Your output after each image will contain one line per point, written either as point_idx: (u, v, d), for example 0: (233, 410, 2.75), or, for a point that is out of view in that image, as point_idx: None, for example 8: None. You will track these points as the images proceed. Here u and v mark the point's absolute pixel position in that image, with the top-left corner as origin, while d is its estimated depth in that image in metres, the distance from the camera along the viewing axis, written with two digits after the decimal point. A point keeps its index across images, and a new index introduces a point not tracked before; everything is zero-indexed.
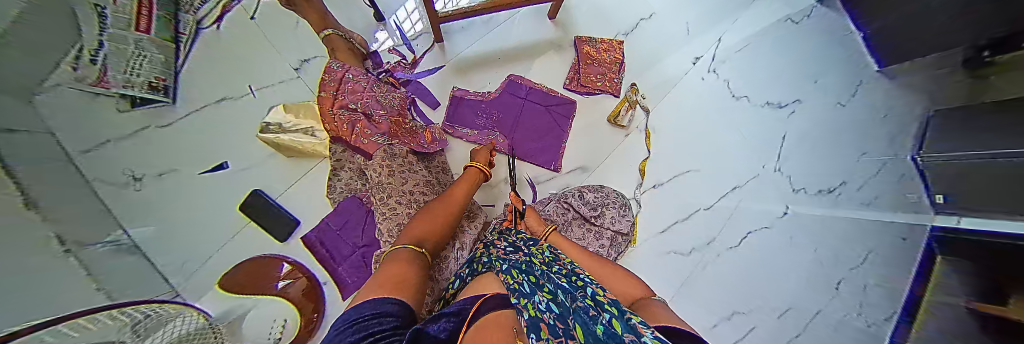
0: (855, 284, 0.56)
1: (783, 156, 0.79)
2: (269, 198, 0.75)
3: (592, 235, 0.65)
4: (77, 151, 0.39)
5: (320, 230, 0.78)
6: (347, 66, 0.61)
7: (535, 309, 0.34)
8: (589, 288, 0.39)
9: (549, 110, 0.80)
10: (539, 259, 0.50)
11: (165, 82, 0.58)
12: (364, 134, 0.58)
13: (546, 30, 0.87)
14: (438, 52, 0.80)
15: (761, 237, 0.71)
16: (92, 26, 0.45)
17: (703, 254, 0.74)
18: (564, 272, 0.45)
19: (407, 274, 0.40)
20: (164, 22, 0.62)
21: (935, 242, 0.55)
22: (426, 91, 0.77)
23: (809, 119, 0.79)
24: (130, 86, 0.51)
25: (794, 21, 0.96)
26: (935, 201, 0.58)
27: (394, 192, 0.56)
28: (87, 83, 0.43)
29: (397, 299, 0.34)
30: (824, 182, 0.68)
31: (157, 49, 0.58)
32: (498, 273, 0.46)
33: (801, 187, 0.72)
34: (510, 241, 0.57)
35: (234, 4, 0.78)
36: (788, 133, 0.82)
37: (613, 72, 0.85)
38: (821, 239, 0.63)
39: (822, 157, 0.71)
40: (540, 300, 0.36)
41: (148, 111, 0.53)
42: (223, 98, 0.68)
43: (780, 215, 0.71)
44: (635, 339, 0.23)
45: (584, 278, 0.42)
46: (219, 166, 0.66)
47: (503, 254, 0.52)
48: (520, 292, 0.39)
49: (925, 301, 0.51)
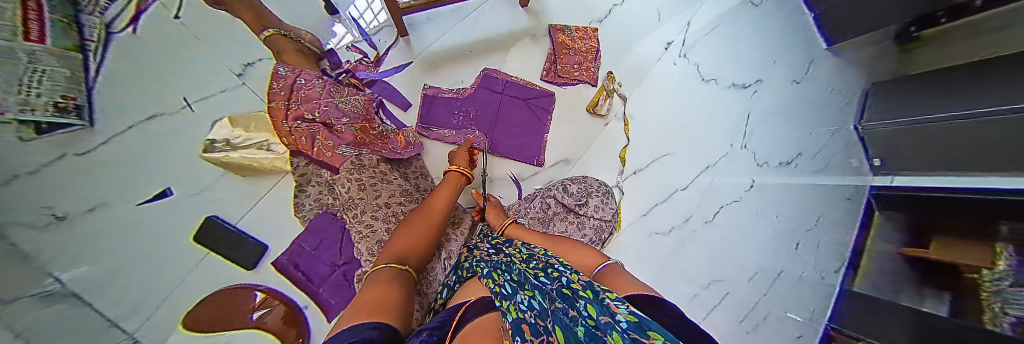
0: (811, 244, 0.65)
1: (748, 133, 0.83)
2: (228, 225, 0.68)
3: (576, 227, 0.64)
4: None
5: (292, 253, 0.74)
6: (297, 71, 0.56)
7: (517, 311, 0.32)
8: (564, 277, 0.35)
9: (528, 104, 0.78)
10: (517, 256, 0.47)
11: (76, 101, 0.43)
12: (327, 145, 0.54)
13: (518, 19, 0.83)
14: (404, 47, 0.74)
15: (732, 208, 0.73)
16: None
17: (682, 232, 0.76)
18: (542, 265, 0.42)
19: (387, 294, 0.37)
20: (57, 21, 0.46)
21: (872, 199, 0.67)
22: (394, 91, 0.71)
23: (771, 97, 0.84)
24: (30, 111, 0.37)
25: (753, 3, 0.98)
26: (873, 164, 0.70)
27: (367, 207, 0.53)
28: None
29: (379, 322, 0.32)
30: (784, 155, 0.75)
31: (57, 61, 0.43)
32: (482, 278, 0.44)
33: (762, 161, 0.77)
34: (491, 243, 0.55)
35: None
36: (752, 112, 0.85)
37: (589, 60, 0.84)
38: (784, 206, 0.69)
39: (783, 132, 0.78)
40: (521, 299, 0.34)
41: (61, 139, 0.40)
42: (156, 114, 0.57)
43: (746, 189, 0.75)
44: (609, 321, 0.20)
45: (560, 268, 0.39)
46: (162, 193, 0.56)
47: (485, 255, 0.50)
48: (502, 294, 0.37)
49: (867, 252, 0.64)
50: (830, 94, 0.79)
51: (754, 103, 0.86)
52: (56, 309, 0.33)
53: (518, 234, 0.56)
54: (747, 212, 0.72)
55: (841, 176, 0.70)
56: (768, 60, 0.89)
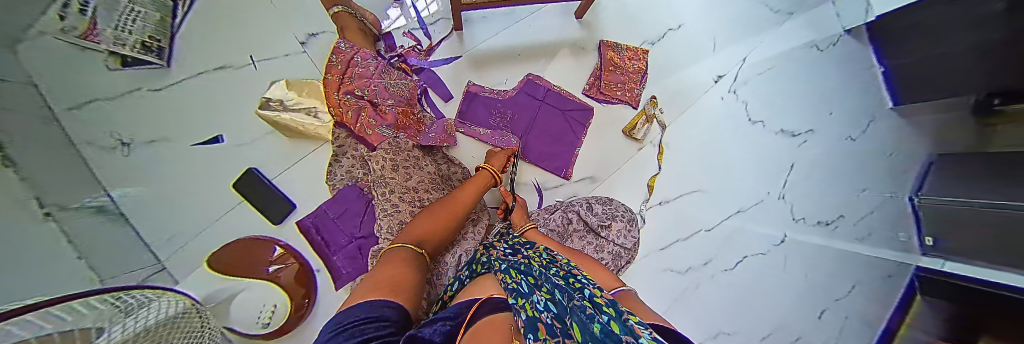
0: (836, 315, 0.65)
1: (788, 184, 0.79)
2: (266, 179, 0.69)
3: (593, 248, 0.62)
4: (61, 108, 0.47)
5: (316, 215, 0.69)
6: (356, 48, 0.58)
7: (533, 309, 0.32)
8: (587, 290, 0.35)
9: (565, 114, 0.77)
10: (537, 261, 0.47)
11: (161, 43, 0.62)
12: (369, 124, 0.56)
13: (570, 29, 0.82)
14: (456, 40, 0.75)
15: (756, 263, 0.73)
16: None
17: (699, 274, 0.75)
18: (563, 274, 0.42)
19: (402, 279, 0.38)
20: None
21: (917, 278, 0.65)
22: (439, 81, 0.72)
23: (822, 149, 0.80)
24: (121, 45, 0.57)
25: (819, 48, 0.90)
26: (924, 242, 0.67)
27: (397, 188, 0.54)
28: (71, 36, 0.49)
29: (395, 302, 0.34)
30: (823, 214, 0.73)
31: (153, 7, 0.62)
32: (497, 273, 0.44)
33: (802, 217, 0.75)
34: (508, 244, 0.55)
35: None
36: (796, 163, 0.81)
37: (634, 82, 0.82)
38: (812, 269, 0.69)
39: (827, 191, 0.74)
40: (537, 300, 0.34)
41: (136, 72, 0.59)
42: (223, 67, 0.68)
43: (777, 243, 0.73)
44: (631, 340, 0.20)
45: (582, 280, 0.38)
46: (214, 140, 0.65)
47: (502, 255, 0.50)
48: (518, 292, 0.37)
49: (900, 332, 0.61)
50: (886, 157, 0.75)
51: (800, 154, 0.81)
52: (86, 222, 0.43)
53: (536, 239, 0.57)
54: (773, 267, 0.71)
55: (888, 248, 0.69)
56: (823, 109, 0.84)
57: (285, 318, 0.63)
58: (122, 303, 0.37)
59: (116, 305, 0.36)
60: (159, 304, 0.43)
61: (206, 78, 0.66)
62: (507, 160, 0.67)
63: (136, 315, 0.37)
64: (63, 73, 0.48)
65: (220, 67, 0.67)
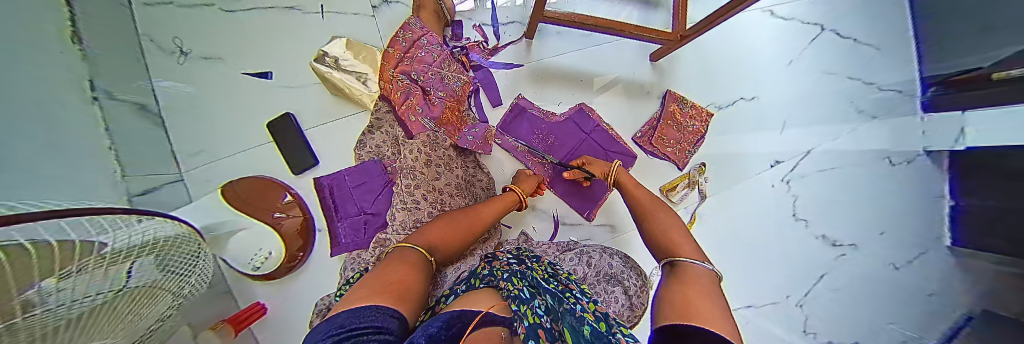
0: None
1: (812, 293, 0.65)
2: (298, 127, 0.66)
3: (613, 297, 0.54)
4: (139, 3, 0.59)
5: (334, 179, 0.66)
6: (426, 30, 0.57)
7: (535, 316, 0.37)
8: (578, 303, 0.42)
9: (608, 155, 0.73)
10: (535, 272, 0.49)
11: None
12: (415, 110, 0.54)
13: (642, 69, 0.78)
14: (524, 48, 0.72)
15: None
16: None
17: None
18: (560, 288, 0.46)
19: (409, 283, 0.37)
20: None
21: None
22: (493, 83, 0.69)
23: (857, 270, 0.61)
24: None
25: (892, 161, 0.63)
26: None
27: (424, 184, 0.52)
28: None
29: (397, 310, 0.32)
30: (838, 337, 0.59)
31: None
32: (497, 282, 0.45)
33: (810, 332, 0.63)
34: (512, 254, 0.55)
35: None
36: (827, 274, 0.64)
37: (689, 142, 0.77)
38: None
39: (845, 315, 0.59)
40: (537, 304, 0.40)
41: None
42: (293, 8, 0.67)
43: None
44: None
45: (576, 294, 0.45)
46: (261, 74, 0.65)
47: (505, 265, 0.50)
48: (520, 298, 0.40)
49: None
50: (921, 297, 0.52)
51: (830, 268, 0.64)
52: (121, 118, 0.51)
53: (627, 183, 0.62)
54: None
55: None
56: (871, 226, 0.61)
57: (276, 265, 0.63)
58: (113, 224, 0.35)
59: (100, 225, 0.33)
60: (149, 225, 0.40)
61: (277, 13, 0.67)
62: (536, 186, 0.66)
63: (123, 238, 0.35)
64: None
65: (290, 7, 0.67)
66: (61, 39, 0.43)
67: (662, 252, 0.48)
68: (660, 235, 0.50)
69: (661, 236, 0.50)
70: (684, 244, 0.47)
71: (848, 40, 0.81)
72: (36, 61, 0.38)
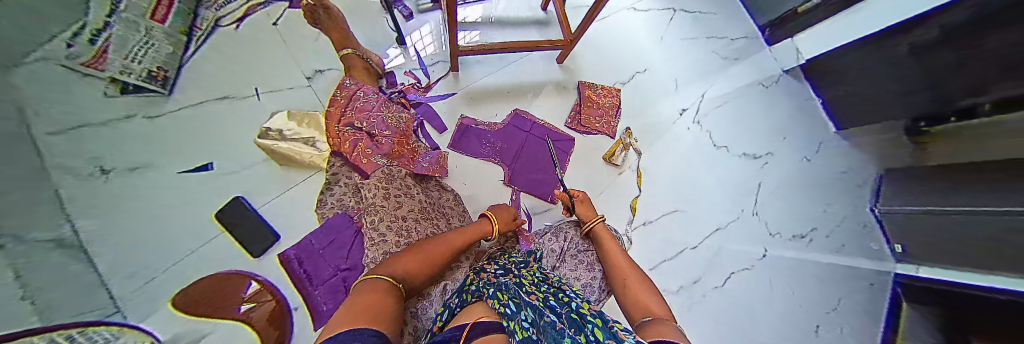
0: (831, 330, 0.71)
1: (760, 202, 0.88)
2: (252, 209, 0.68)
3: (585, 267, 0.62)
4: (45, 131, 0.36)
5: (301, 247, 0.70)
6: (359, 85, 0.64)
7: (523, 329, 0.36)
8: (574, 303, 0.42)
9: (551, 145, 0.83)
10: (526, 278, 0.52)
11: (165, 73, 0.59)
12: (364, 153, 0.59)
13: (554, 72, 0.93)
14: (451, 80, 0.83)
15: (748, 277, 0.81)
16: (103, 8, 0.46)
17: (690, 295, 0.79)
18: (553, 290, 0.48)
19: (382, 307, 0.36)
20: (183, 15, 0.63)
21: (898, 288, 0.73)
22: (435, 114, 0.78)
23: (779, 173, 0.91)
24: (129, 73, 0.52)
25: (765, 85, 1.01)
26: (895, 250, 0.77)
27: (387, 217, 0.55)
28: (78, 61, 0.43)
29: (377, 328, 0.32)
30: (797, 229, 0.84)
31: (165, 41, 0.59)
32: (487, 299, 0.47)
33: (804, 234, 0.83)
34: (500, 265, 0.58)
35: (259, 8, 0.79)
36: (764, 182, 0.90)
37: (610, 115, 0.92)
38: (802, 292, 0.77)
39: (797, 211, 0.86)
40: (524, 316, 0.39)
41: (138, 100, 0.53)
42: (224, 97, 0.66)
43: (759, 258, 0.82)
44: None
45: (570, 294, 0.47)
46: (202, 167, 0.61)
47: (492, 278, 0.52)
48: (507, 314, 0.41)
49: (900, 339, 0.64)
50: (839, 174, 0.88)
51: (760, 177, 0.91)
52: None
53: (603, 237, 0.62)
54: (760, 284, 0.80)
55: (868, 259, 0.78)
56: (780, 134, 0.96)
57: None
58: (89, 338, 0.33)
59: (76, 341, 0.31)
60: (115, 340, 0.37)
61: None
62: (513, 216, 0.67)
63: None
64: None
65: (222, 97, 0.66)
66: (95, 190, 0.41)
67: (633, 313, 0.45)
68: (626, 293, 0.49)
69: (627, 294, 0.49)
70: (649, 300, 0.45)
71: (691, 14, 1.10)
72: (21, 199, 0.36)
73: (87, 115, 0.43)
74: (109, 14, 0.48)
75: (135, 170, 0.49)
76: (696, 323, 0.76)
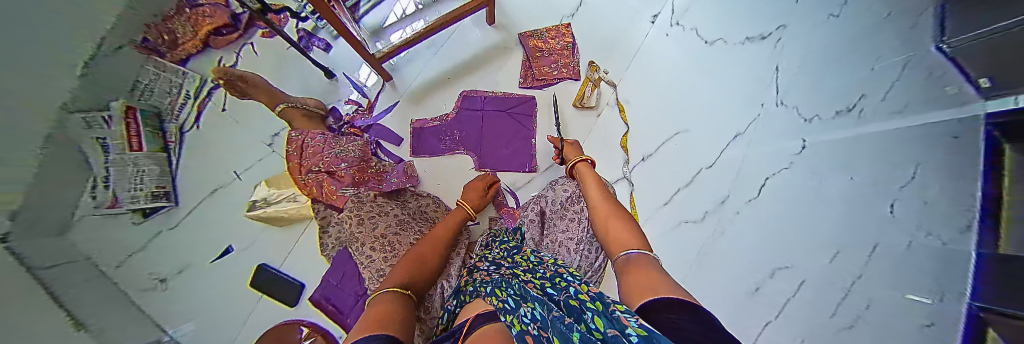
0: (910, 204, 0.42)
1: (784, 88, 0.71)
2: (274, 269, 0.79)
3: (575, 223, 0.58)
4: (111, 266, 0.49)
5: (322, 288, 0.79)
6: (303, 132, 0.63)
7: (520, 323, 0.33)
8: (572, 287, 0.38)
9: (509, 113, 0.86)
10: (523, 267, 0.50)
11: (166, 188, 0.62)
12: (332, 190, 0.62)
13: (490, 36, 0.93)
14: (391, 89, 0.86)
15: (784, 180, 0.61)
16: (98, 156, 0.50)
17: (720, 217, 0.68)
18: (548, 275, 0.46)
19: (389, 314, 0.36)
20: (152, 134, 0.62)
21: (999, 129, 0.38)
22: (386, 130, 0.83)
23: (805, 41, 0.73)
24: (137, 200, 0.56)
25: None
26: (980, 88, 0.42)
27: (369, 240, 0.57)
28: (102, 207, 0.49)
29: (386, 334, 0.29)
30: (841, 102, 0.57)
31: (151, 162, 0.60)
32: (484, 297, 0.44)
33: (850, 106, 0.55)
34: (491, 260, 0.56)
35: (206, 101, 0.77)
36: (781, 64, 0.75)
37: (564, 57, 0.92)
38: (854, 167, 0.50)
39: (832, 73, 0.61)
40: (525, 312, 0.35)
41: (157, 218, 0.59)
42: (216, 189, 0.74)
43: (795, 152, 0.62)
44: (620, 336, 0.20)
45: (567, 278, 0.43)
46: (226, 251, 0.71)
47: (486, 276, 0.50)
48: (505, 309, 0.38)
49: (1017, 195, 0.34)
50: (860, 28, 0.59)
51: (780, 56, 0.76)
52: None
53: (586, 174, 0.61)
54: (804, 180, 0.57)
55: (942, 109, 0.43)
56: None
57: None
58: None
59: None
60: None
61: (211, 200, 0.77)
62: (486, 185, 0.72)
63: None
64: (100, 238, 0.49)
65: (212, 190, 0.73)
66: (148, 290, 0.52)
67: (612, 248, 0.44)
68: (604, 230, 0.48)
69: (606, 230, 0.47)
70: (627, 237, 0.43)
71: None
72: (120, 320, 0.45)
73: (127, 245, 0.52)
74: (107, 157, 0.51)
75: (178, 272, 0.59)
76: (741, 253, 0.62)
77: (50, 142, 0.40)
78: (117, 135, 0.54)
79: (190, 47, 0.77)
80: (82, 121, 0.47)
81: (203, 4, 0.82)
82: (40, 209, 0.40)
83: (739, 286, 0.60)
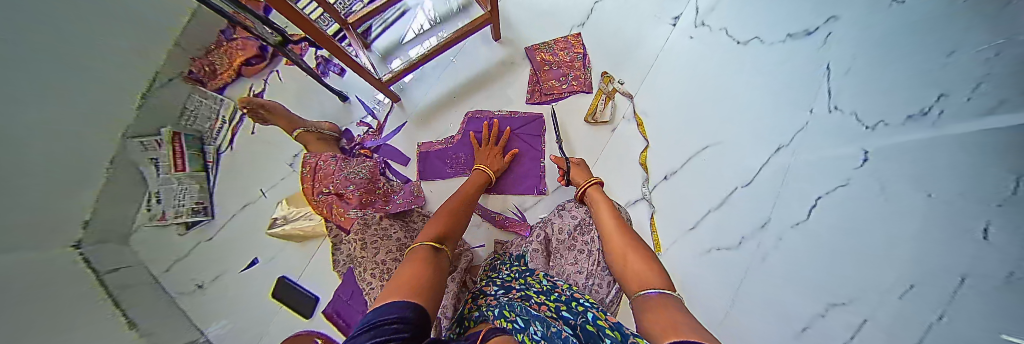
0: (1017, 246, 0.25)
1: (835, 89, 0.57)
2: (292, 281, 0.78)
3: (585, 255, 0.54)
4: (160, 270, 0.61)
5: (333, 302, 0.77)
6: (319, 156, 0.67)
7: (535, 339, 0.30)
8: (590, 312, 0.38)
9: (517, 132, 0.83)
10: (536, 291, 0.47)
11: (204, 203, 0.74)
12: (340, 213, 0.64)
13: (496, 51, 0.92)
14: (399, 110, 0.89)
15: (844, 200, 0.46)
16: (153, 176, 0.63)
17: (758, 242, 0.60)
18: (563, 299, 0.44)
19: (420, 275, 0.34)
20: (195, 155, 0.76)
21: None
22: (396, 152, 0.85)
23: (852, 43, 0.59)
24: (179, 215, 0.68)
25: None
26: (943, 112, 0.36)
27: (369, 266, 0.57)
28: (156, 219, 0.63)
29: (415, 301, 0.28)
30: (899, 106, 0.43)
31: (192, 180, 0.73)
32: (489, 317, 0.40)
33: (925, 108, 0.38)
34: (498, 283, 0.52)
35: (240, 126, 0.86)
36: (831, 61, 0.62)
37: (574, 69, 0.89)
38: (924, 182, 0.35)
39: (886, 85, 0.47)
40: (538, 330, 0.33)
41: (198, 229, 0.71)
42: (247, 204, 0.80)
43: (856, 166, 0.46)
44: None
45: (584, 303, 0.42)
46: (251, 263, 0.76)
47: (492, 298, 0.47)
48: (516, 327, 0.34)
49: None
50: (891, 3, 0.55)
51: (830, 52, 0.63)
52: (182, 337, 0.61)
53: (597, 201, 0.58)
54: (868, 195, 0.43)
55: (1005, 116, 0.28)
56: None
57: None
58: None
59: None
60: None
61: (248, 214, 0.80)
62: (496, 160, 0.76)
63: None
64: (149, 245, 0.61)
65: (246, 203, 0.80)
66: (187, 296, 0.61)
67: (627, 286, 0.39)
68: (619, 262, 0.43)
69: (617, 264, 0.43)
70: (649, 270, 0.38)
71: None
72: (153, 300, 0.54)
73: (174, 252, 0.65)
74: (158, 176, 0.65)
75: (214, 277, 0.69)
76: (793, 284, 0.50)
77: (114, 163, 0.55)
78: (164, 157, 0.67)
79: (226, 77, 0.87)
80: (139, 145, 0.60)
81: (238, 37, 0.89)
82: (109, 222, 0.53)
83: (786, 322, 0.49)
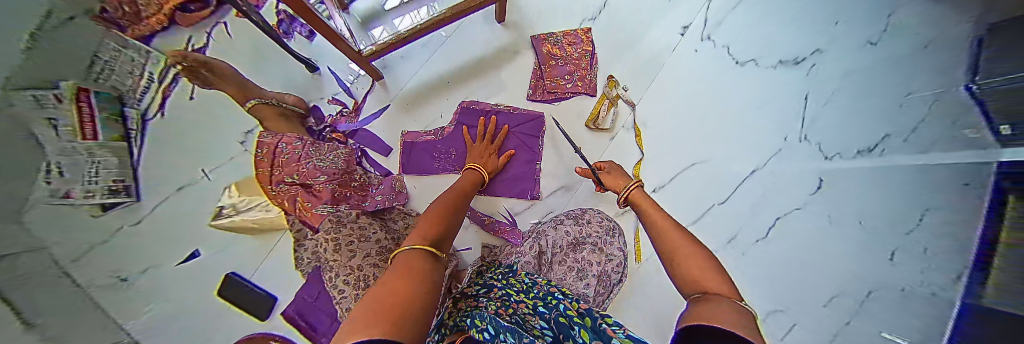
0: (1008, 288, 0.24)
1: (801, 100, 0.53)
2: (243, 278, 0.67)
3: (577, 273, 0.53)
4: (69, 260, 0.35)
5: (297, 303, 0.74)
6: (280, 135, 0.55)
7: None
8: (562, 303, 0.41)
9: (517, 132, 0.79)
10: (520, 292, 0.46)
11: (125, 180, 0.45)
12: (307, 207, 0.55)
13: (499, 34, 0.86)
14: (381, 91, 0.83)
15: (795, 226, 0.44)
16: (44, 123, 0.33)
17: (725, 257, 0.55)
18: (540, 294, 0.45)
19: (410, 290, 0.28)
20: (109, 120, 0.44)
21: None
22: (374, 137, 0.80)
23: (839, 67, 0.48)
24: (90, 194, 0.39)
25: None
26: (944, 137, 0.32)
27: (343, 269, 0.51)
28: (57, 193, 0.35)
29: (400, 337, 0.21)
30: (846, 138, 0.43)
31: (112, 151, 0.43)
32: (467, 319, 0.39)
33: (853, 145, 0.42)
34: (482, 285, 0.50)
35: (172, 87, 0.58)
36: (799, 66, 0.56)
37: (581, 67, 0.86)
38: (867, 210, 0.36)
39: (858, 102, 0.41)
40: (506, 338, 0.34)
41: (119, 212, 0.43)
42: (182, 185, 0.56)
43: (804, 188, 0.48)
44: None
45: (557, 295, 0.44)
46: (190, 256, 0.55)
47: (474, 299, 0.45)
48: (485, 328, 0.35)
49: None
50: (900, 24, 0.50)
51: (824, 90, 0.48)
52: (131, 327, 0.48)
53: (640, 199, 0.52)
54: None
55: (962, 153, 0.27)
56: None
57: None
58: None
59: None
60: None
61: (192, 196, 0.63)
62: (487, 156, 0.71)
63: None
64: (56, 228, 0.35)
65: (179, 186, 0.55)
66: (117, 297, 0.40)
67: (684, 284, 0.33)
68: (673, 260, 0.37)
69: (669, 262, 0.37)
70: (706, 268, 0.33)
71: None
72: (69, 311, 0.33)
73: (90, 235, 0.38)
74: (55, 137, 0.35)
75: (144, 271, 0.45)
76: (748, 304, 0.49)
77: None
78: (64, 102, 0.37)
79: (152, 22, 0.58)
80: (31, 100, 0.32)
81: None
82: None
83: None
